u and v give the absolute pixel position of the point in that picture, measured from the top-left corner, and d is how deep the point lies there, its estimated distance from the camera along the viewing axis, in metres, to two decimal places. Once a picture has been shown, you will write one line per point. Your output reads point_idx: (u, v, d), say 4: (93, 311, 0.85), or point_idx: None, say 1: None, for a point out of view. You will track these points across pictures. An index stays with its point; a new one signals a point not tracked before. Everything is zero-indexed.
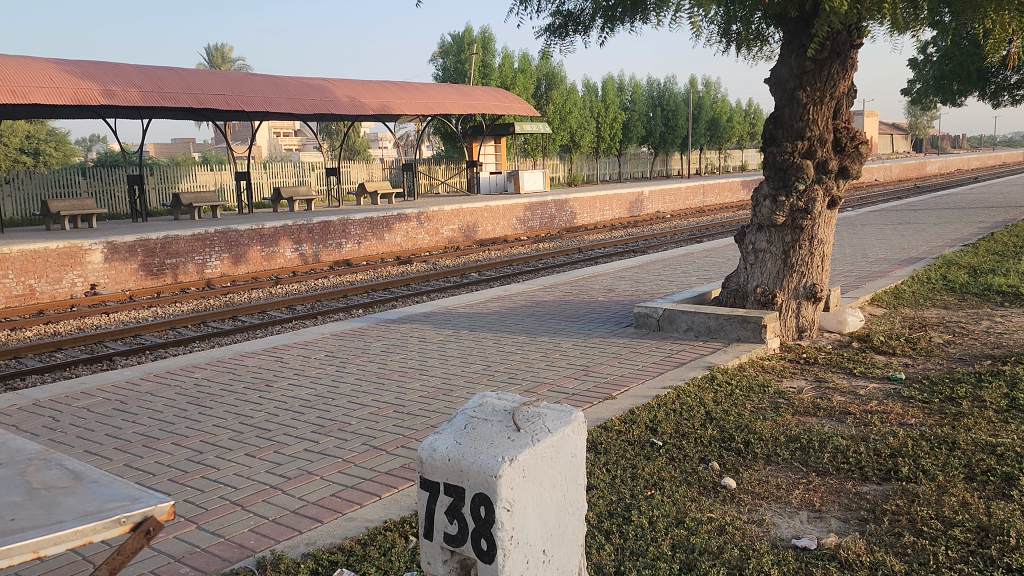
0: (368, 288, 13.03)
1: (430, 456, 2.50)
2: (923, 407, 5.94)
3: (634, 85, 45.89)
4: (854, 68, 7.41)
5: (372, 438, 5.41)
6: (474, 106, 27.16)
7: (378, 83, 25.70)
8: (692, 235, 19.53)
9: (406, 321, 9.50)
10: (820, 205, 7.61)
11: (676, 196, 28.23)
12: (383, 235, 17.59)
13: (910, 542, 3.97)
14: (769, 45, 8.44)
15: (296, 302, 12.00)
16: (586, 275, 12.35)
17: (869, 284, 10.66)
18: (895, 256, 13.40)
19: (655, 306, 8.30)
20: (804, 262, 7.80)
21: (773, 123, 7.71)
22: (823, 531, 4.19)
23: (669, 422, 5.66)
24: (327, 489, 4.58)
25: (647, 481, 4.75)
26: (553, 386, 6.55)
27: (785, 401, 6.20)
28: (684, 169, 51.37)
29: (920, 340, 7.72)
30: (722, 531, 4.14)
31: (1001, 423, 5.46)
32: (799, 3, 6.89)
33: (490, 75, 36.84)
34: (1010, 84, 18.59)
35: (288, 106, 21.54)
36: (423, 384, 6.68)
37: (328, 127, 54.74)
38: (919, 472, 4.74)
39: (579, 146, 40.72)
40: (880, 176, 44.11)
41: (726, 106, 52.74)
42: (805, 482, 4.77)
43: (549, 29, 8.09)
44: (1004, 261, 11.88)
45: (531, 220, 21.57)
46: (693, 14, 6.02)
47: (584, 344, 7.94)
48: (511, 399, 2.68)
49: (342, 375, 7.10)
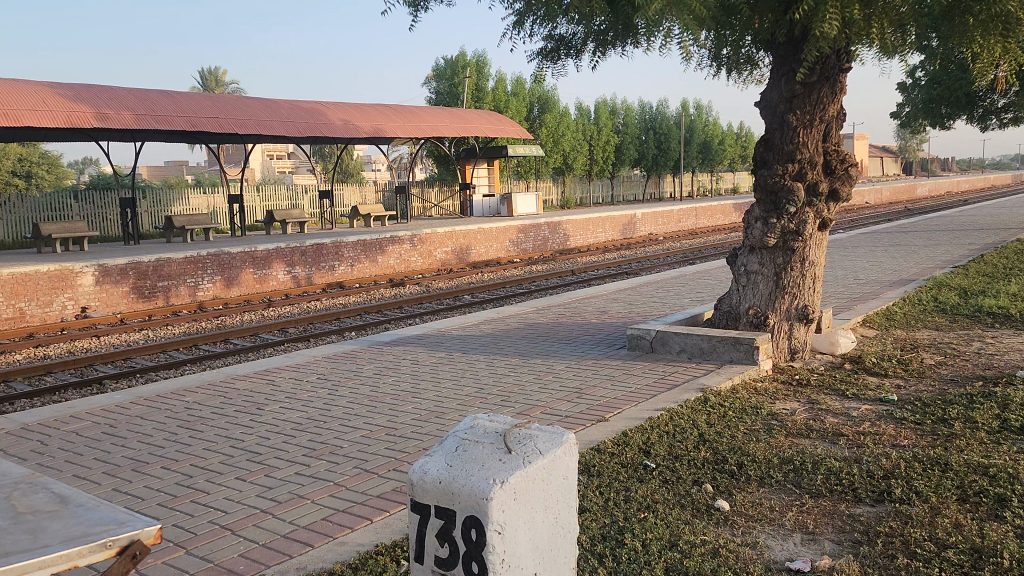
0: (361, 311, 13.02)
1: (421, 478, 2.48)
2: (916, 428, 5.94)
3: (626, 108, 46.37)
4: (843, 92, 7.49)
5: (364, 461, 5.38)
6: (467, 129, 27.29)
7: (373, 107, 25.84)
8: (685, 257, 19.60)
9: (398, 344, 9.47)
10: (811, 227, 7.66)
11: (668, 218, 28.36)
12: (377, 257, 17.61)
13: (904, 564, 3.95)
14: (758, 69, 8.55)
15: (289, 325, 11.96)
16: (579, 297, 12.36)
17: (861, 305, 10.70)
18: (887, 278, 13.46)
19: (648, 329, 8.31)
20: (796, 284, 7.82)
21: (764, 146, 7.76)
22: (817, 554, 4.18)
23: (663, 444, 5.65)
24: (319, 513, 4.54)
25: (641, 504, 4.74)
26: (546, 408, 6.53)
27: (777, 423, 6.19)
28: (676, 191, 51.69)
29: (912, 361, 7.74)
30: (716, 554, 4.12)
31: (993, 444, 5.47)
32: (788, 28, 6.98)
33: (483, 98, 37.23)
34: (998, 108, 18.79)
35: (281, 129, 21.63)
36: (416, 407, 6.65)
37: (322, 150, 54.90)
38: (912, 493, 4.74)
39: (573, 168, 40.92)
40: (872, 198, 44.32)
41: (718, 129, 53.16)
42: (798, 505, 4.76)
43: (541, 53, 8.18)
44: (995, 283, 11.95)
45: (525, 242, 21.60)
46: (682, 40, 6.12)
47: (577, 366, 7.93)
48: (503, 421, 2.66)
49: (335, 398, 7.07)
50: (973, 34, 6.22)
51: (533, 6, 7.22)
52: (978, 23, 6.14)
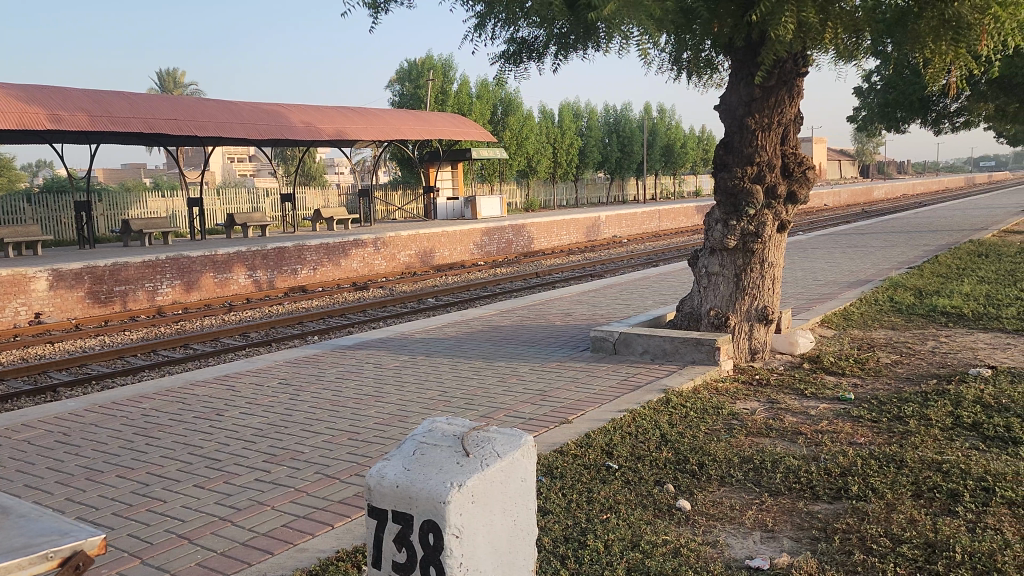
0: (324, 315, 12.92)
1: (379, 483, 2.45)
2: (872, 425, 6.05)
3: (590, 111, 46.65)
4: (800, 96, 7.61)
5: (326, 466, 5.33)
6: (431, 132, 27.19)
7: (335, 108, 25.67)
8: (649, 259, 19.77)
9: (361, 347, 9.40)
10: (770, 230, 7.77)
11: (632, 221, 28.54)
12: (340, 260, 17.49)
13: (860, 560, 4.02)
14: (718, 73, 8.66)
15: (250, 329, 11.83)
16: (543, 299, 12.41)
17: (819, 305, 10.89)
18: (845, 279, 13.70)
19: (611, 330, 8.36)
20: (755, 285, 7.92)
21: (724, 149, 7.85)
22: (776, 552, 4.22)
23: (625, 445, 5.69)
24: (279, 520, 4.48)
25: (603, 504, 4.76)
26: (510, 411, 6.53)
27: (738, 422, 6.27)
28: (640, 194, 52.10)
29: (868, 360, 7.89)
30: (677, 553, 4.15)
31: (947, 441, 5.59)
32: (746, 33, 7.07)
33: (447, 100, 37.24)
34: (951, 112, 19.26)
35: (242, 132, 21.38)
36: (379, 411, 6.61)
37: (283, 152, 54.34)
38: (868, 490, 4.82)
39: (536, 171, 41.04)
40: (829, 200, 45.00)
41: (681, 132, 53.68)
42: (757, 503, 4.81)
43: (503, 56, 8.19)
44: (948, 283, 12.24)
45: (488, 245, 21.58)
46: (643, 44, 6.20)
47: (541, 369, 7.94)
48: (462, 424, 2.65)
49: (297, 403, 6.99)
50: (926, 40, 6.38)
51: (494, 9, 7.22)
52: (931, 29, 6.30)
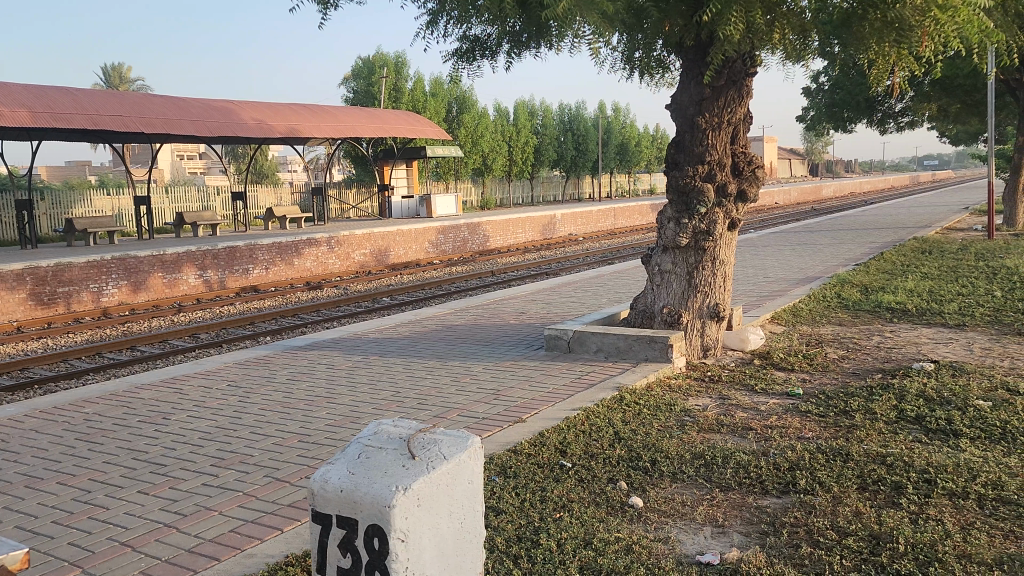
0: (276, 315, 12.73)
1: (323, 487, 2.41)
2: (820, 420, 6.16)
3: (545, 110, 46.77)
4: (749, 95, 7.73)
5: (275, 470, 5.24)
6: (386, 129, 26.98)
7: (287, 106, 25.33)
8: (604, 258, 19.91)
9: (313, 348, 9.27)
10: (721, 227, 7.86)
11: (587, 219, 28.67)
12: (292, 260, 17.25)
13: (808, 554, 4.08)
14: (670, 72, 8.74)
15: (200, 331, 11.61)
16: (498, 297, 12.42)
17: (770, 302, 11.06)
18: (795, 276, 13.95)
19: (565, 329, 8.38)
20: (707, 283, 8.01)
21: (675, 148, 7.93)
22: (726, 546, 4.27)
23: (578, 443, 5.70)
24: (226, 526, 4.39)
25: (556, 503, 4.76)
26: (463, 410, 6.50)
27: (690, 419, 6.34)
28: (595, 192, 52.40)
29: (817, 356, 8.03)
30: (629, 550, 4.18)
31: (891, 434, 5.72)
32: (696, 33, 7.15)
33: (400, 98, 37.07)
34: (895, 112, 19.83)
35: (191, 129, 20.98)
36: (330, 413, 6.53)
37: (234, 150, 53.44)
38: (816, 484, 4.90)
39: (492, 169, 40.99)
40: (780, 199, 45.66)
41: (635, 130, 54.10)
42: (708, 499, 4.86)
43: (456, 54, 8.16)
44: (893, 279, 12.54)
45: (444, 244, 21.49)
46: (593, 42, 6.23)
47: (495, 368, 7.92)
48: (407, 425, 2.62)
49: (246, 405, 6.87)
50: (869, 41, 6.52)
51: (447, 6, 7.18)
52: (874, 30, 6.41)
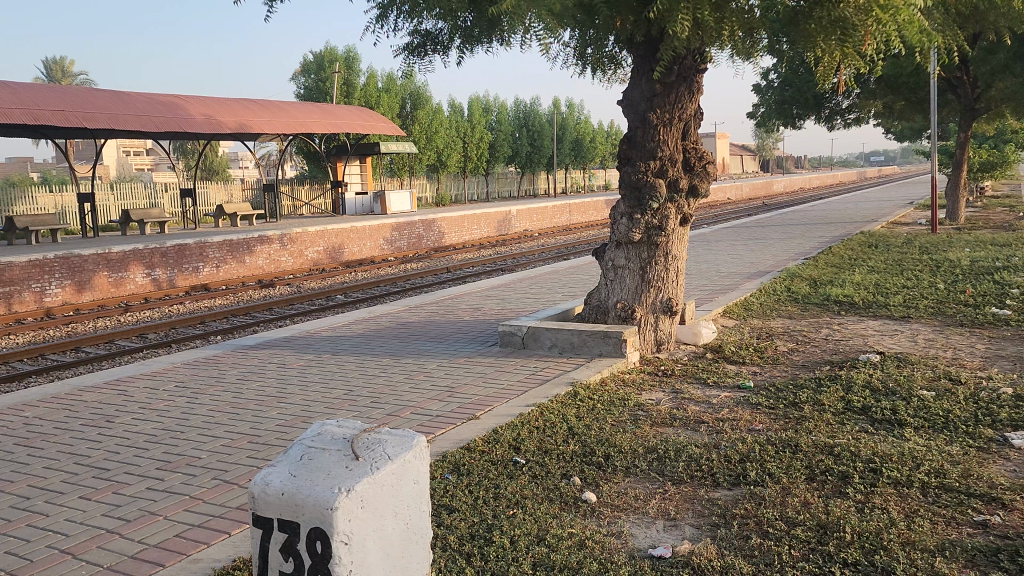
0: (227, 313, 12.51)
1: (263, 491, 2.36)
2: (769, 412, 6.25)
3: (500, 106, 46.76)
4: (699, 91, 7.81)
5: (223, 472, 5.13)
6: (338, 125, 26.67)
7: (236, 101, 24.89)
8: (559, 253, 19.96)
9: (264, 347, 9.10)
10: (673, 222, 7.92)
11: (542, 215, 28.67)
12: (244, 257, 16.97)
13: (757, 544, 4.13)
14: (621, 69, 8.78)
15: (148, 330, 11.35)
16: (453, 294, 12.37)
17: (722, 296, 11.20)
18: (746, 270, 14.14)
19: (519, 325, 8.35)
20: (660, 278, 8.07)
21: (627, 144, 7.98)
22: (677, 539, 4.30)
23: (532, 439, 5.69)
24: (171, 530, 4.28)
25: (509, 500, 4.74)
26: (416, 408, 6.44)
27: (643, 413, 6.37)
28: (550, 188, 52.57)
29: (768, 349, 8.14)
30: (582, 545, 4.18)
31: (838, 425, 5.83)
32: (646, 29, 7.18)
33: (352, 93, 36.82)
34: (842, 108, 20.27)
35: (136, 125, 20.49)
36: (281, 412, 6.41)
37: (183, 146, 52.42)
38: (765, 476, 4.96)
39: (446, 165, 40.86)
40: (733, 194, 46.23)
41: (590, 127, 54.39)
42: (661, 492, 4.90)
43: (407, 49, 8.07)
44: (841, 273, 12.78)
45: (399, 240, 21.33)
46: (544, 37, 6.22)
47: (449, 365, 7.87)
48: (352, 426, 2.56)
49: (194, 406, 6.71)
50: (816, 39, 6.57)
51: (397, 1, 7.09)
52: (820, 29, 6.49)
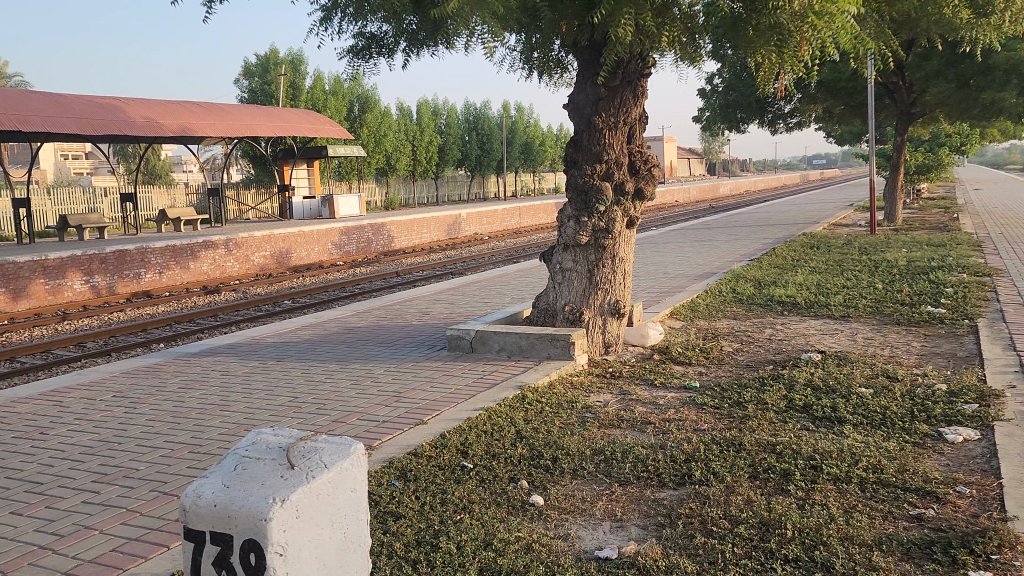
0: (170, 321, 12.22)
1: (194, 503, 2.30)
2: (715, 412, 6.33)
3: (449, 109, 46.66)
4: (644, 96, 7.89)
5: (163, 483, 5.00)
6: (284, 128, 26.30)
7: (178, 103, 24.39)
8: (509, 256, 20.02)
9: (207, 355, 8.91)
10: (619, 225, 7.99)
11: (492, 217, 28.70)
12: (188, 263, 16.64)
13: (701, 543, 4.17)
14: (568, 73, 8.83)
15: (87, 339, 11.04)
16: (402, 298, 12.30)
17: (669, 298, 11.33)
18: (692, 272, 14.34)
19: (467, 329, 8.33)
20: (607, 280, 8.12)
21: (573, 147, 8.02)
22: (623, 540, 4.33)
23: (480, 444, 5.67)
24: (108, 544, 4.16)
25: (457, 505, 4.72)
26: (363, 414, 6.37)
27: (591, 415, 6.41)
28: (500, 191, 52.61)
29: (713, 349, 8.26)
30: (529, 549, 4.18)
31: (780, 423, 5.94)
32: (590, 33, 7.24)
33: (298, 96, 36.48)
34: (784, 113, 20.72)
35: (74, 128, 19.95)
36: (223, 421, 6.28)
37: (124, 149, 51.15)
38: (710, 475, 5.03)
39: (395, 168, 40.64)
40: (681, 196, 46.78)
41: (539, 130, 54.59)
42: (608, 493, 4.92)
43: (352, 51, 8.00)
44: (784, 274, 13.05)
45: (347, 244, 21.13)
46: (488, 39, 6.22)
47: (396, 369, 7.81)
48: (288, 434, 2.52)
49: (133, 416, 6.54)
50: (755, 45, 6.70)
51: (341, 2, 7.01)
52: (758, 34, 6.62)
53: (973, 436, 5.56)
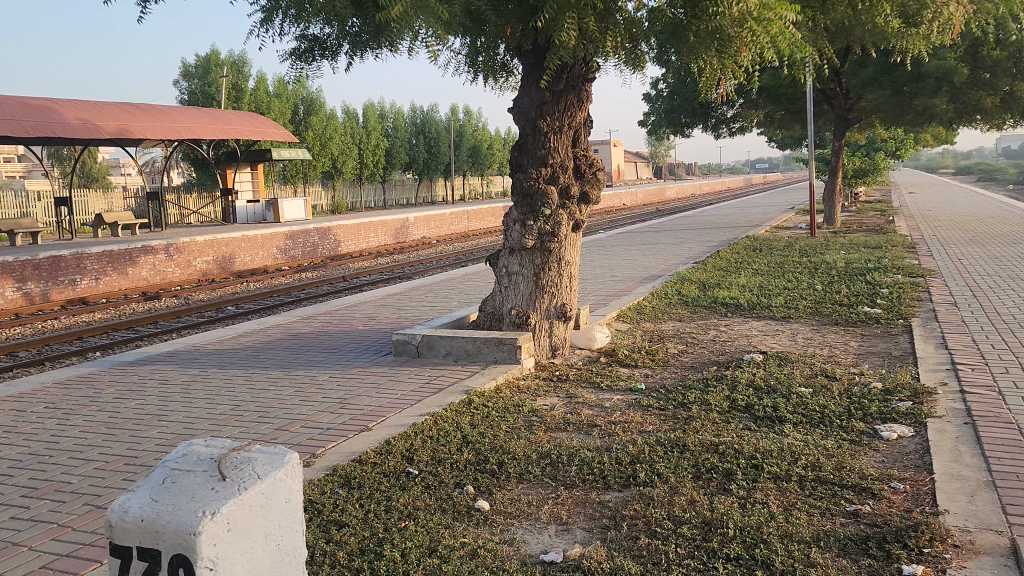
0: (107, 328, 11.87)
1: (121, 518, 2.24)
2: (660, 413, 6.40)
3: (396, 112, 46.43)
4: (588, 100, 7.95)
5: (96, 497, 4.84)
6: (226, 131, 25.81)
7: (116, 104, 23.75)
8: (456, 260, 19.98)
9: (145, 363, 8.67)
10: (565, 229, 8.03)
11: (441, 221, 28.62)
12: (126, 269, 16.19)
13: (645, 545, 4.20)
14: (513, 77, 8.85)
15: (19, 348, 10.66)
16: (348, 303, 12.16)
17: (615, 301, 11.43)
18: (639, 275, 14.49)
19: (413, 333, 8.28)
20: (553, 284, 8.15)
21: (518, 151, 8.02)
22: (568, 543, 4.33)
23: (426, 449, 5.63)
24: (36, 561, 4.01)
25: (401, 512, 4.67)
26: (307, 422, 6.26)
27: (537, 419, 6.42)
28: (448, 195, 52.53)
29: (658, 352, 8.35)
30: (474, 555, 4.16)
31: (724, 423, 6.03)
32: (534, 38, 7.28)
33: (241, 98, 35.89)
34: (727, 118, 21.12)
35: (5, 130, 19.28)
36: (161, 431, 6.12)
37: (59, 152, 49.70)
38: (654, 476, 5.07)
39: (342, 172, 40.26)
40: (628, 200, 47.30)
41: (487, 133, 54.68)
42: (553, 497, 4.93)
43: (295, 54, 7.89)
44: (728, 275, 13.27)
45: (293, 249, 20.83)
46: (432, 43, 6.18)
47: (341, 376, 7.71)
48: (220, 445, 2.47)
49: (66, 428, 6.32)
50: (697, 51, 6.79)
51: (283, 4, 6.90)
52: (699, 41, 6.71)
53: (907, 433, 5.71)
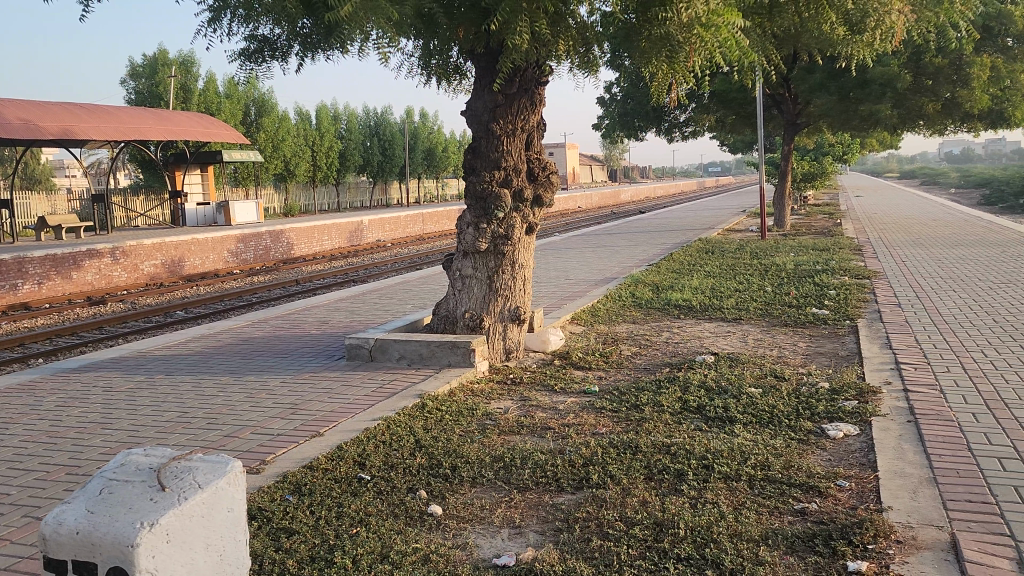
0: (50, 334, 11.56)
1: (55, 531, 2.17)
2: (612, 415, 6.44)
3: (350, 114, 46.06)
4: (541, 104, 7.98)
5: (35, 508, 4.70)
6: (175, 132, 25.31)
7: (59, 104, 23.14)
8: (411, 263, 19.89)
9: (89, 370, 8.45)
10: (518, 231, 8.05)
11: (396, 224, 28.46)
12: (70, 273, 15.77)
13: (597, 546, 4.22)
14: (466, 80, 8.82)
15: None
16: (300, 307, 12.02)
17: (569, 303, 11.49)
18: (592, 278, 14.57)
19: (366, 337, 8.21)
20: (507, 287, 8.15)
21: (471, 154, 8.02)
22: (521, 547, 4.33)
23: (378, 454, 5.58)
24: None
25: (353, 518, 4.61)
26: (256, 428, 6.16)
27: (491, 422, 6.40)
28: (402, 198, 52.28)
29: (612, 354, 8.40)
30: (426, 560, 4.13)
31: (675, 424, 6.10)
32: (486, 41, 7.27)
33: (190, 99, 35.24)
34: (680, 122, 21.39)
35: None
36: (104, 440, 5.96)
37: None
38: (606, 477, 5.10)
39: (295, 174, 39.78)
40: (582, 203, 47.57)
41: (442, 136, 54.56)
42: (506, 500, 4.92)
43: (244, 54, 7.77)
44: (680, 278, 13.43)
45: (244, 252, 20.51)
46: (384, 45, 6.13)
47: (293, 381, 7.61)
48: (160, 454, 2.42)
49: (4, 438, 6.13)
50: (648, 56, 6.84)
51: (231, 3, 6.78)
52: (651, 45, 6.77)
53: (852, 431, 5.84)
